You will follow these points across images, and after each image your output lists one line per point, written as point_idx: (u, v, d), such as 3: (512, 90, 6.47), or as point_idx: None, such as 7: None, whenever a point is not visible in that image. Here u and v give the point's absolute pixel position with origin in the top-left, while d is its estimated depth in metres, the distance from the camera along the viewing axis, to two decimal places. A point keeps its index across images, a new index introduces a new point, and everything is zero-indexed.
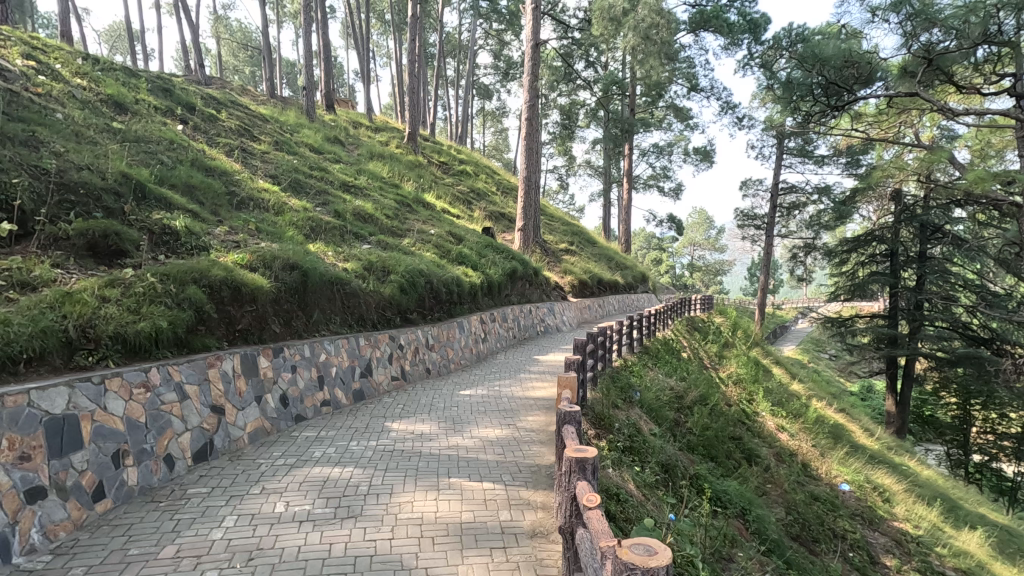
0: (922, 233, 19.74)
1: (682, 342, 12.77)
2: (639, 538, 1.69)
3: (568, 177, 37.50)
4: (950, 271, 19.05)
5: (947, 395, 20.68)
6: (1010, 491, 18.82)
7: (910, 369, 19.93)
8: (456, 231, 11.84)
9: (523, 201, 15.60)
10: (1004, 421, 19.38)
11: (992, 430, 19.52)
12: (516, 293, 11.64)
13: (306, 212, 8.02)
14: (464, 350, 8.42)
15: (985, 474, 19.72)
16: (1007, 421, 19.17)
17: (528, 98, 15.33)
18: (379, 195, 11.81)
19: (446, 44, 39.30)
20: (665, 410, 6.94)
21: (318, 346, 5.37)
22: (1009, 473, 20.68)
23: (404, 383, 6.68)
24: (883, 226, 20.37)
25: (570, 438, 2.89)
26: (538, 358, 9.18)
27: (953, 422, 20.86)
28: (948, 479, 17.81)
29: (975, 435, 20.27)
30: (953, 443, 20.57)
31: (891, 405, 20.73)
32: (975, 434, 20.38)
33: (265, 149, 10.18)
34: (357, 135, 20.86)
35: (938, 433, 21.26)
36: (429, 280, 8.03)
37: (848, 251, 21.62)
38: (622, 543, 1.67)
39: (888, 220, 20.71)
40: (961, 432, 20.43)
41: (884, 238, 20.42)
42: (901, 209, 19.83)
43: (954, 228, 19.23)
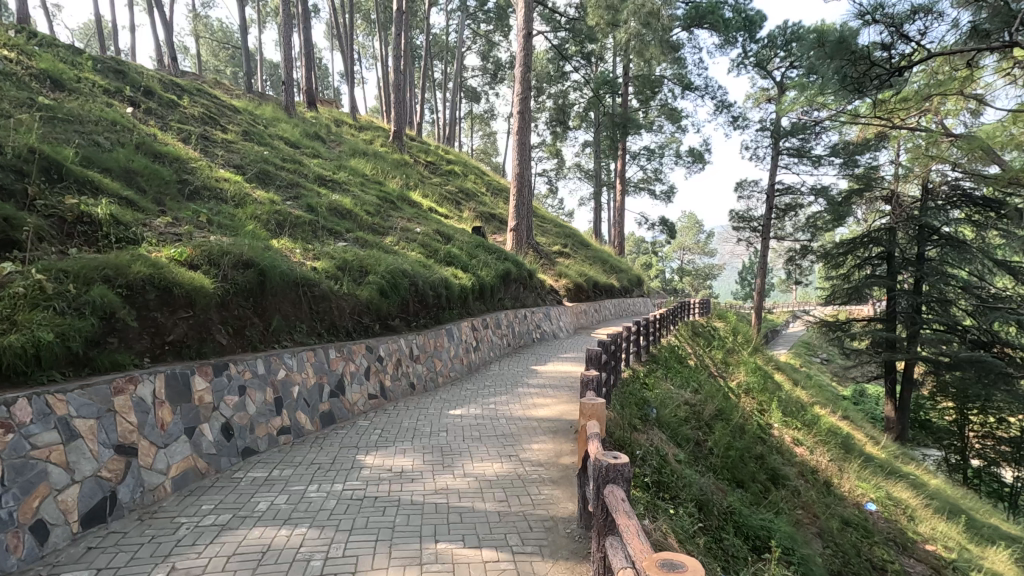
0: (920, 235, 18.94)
1: (687, 348, 11.92)
2: (667, 551, 1.57)
3: (558, 180, 36.79)
4: (950, 275, 18.17)
5: (945, 401, 19.93)
6: (1010, 497, 18.16)
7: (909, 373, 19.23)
8: (444, 230, 10.92)
9: (515, 199, 14.73)
10: (1006, 426, 18.62)
11: (993, 437, 18.75)
12: (510, 296, 10.73)
13: (272, 205, 7.05)
14: (455, 361, 7.49)
15: (985, 482, 18.92)
16: (1005, 425, 18.53)
17: (518, 92, 14.49)
18: (361, 190, 10.89)
19: (433, 44, 38.60)
20: (684, 429, 6.04)
21: (277, 361, 4.41)
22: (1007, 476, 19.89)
23: (383, 403, 5.73)
24: (878, 228, 19.71)
25: (622, 508, 1.96)
26: (536, 368, 8.25)
27: (949, 426, 19.99)
28: (954, 489, 16.97)
29: (974, 441, 19.49)
30: (951, 448, 19.77)
31: (891, 413, 19.92)
32: (972, 438, 19.60)
33: (233, 138, 9.22)
34: (339, 133, 19.92)
35: (937, 440, 20.44)
36: (414, 283, 7.09)
37: (844, 254, 20.98)
38: (649, 556, 1.57)
39: (881, 222, 20.02)
40: (958, 437, 19.65)
41: (880, 240, 19.73)
42: (897, 211, 19.29)
43: (945, 230, 18.78)
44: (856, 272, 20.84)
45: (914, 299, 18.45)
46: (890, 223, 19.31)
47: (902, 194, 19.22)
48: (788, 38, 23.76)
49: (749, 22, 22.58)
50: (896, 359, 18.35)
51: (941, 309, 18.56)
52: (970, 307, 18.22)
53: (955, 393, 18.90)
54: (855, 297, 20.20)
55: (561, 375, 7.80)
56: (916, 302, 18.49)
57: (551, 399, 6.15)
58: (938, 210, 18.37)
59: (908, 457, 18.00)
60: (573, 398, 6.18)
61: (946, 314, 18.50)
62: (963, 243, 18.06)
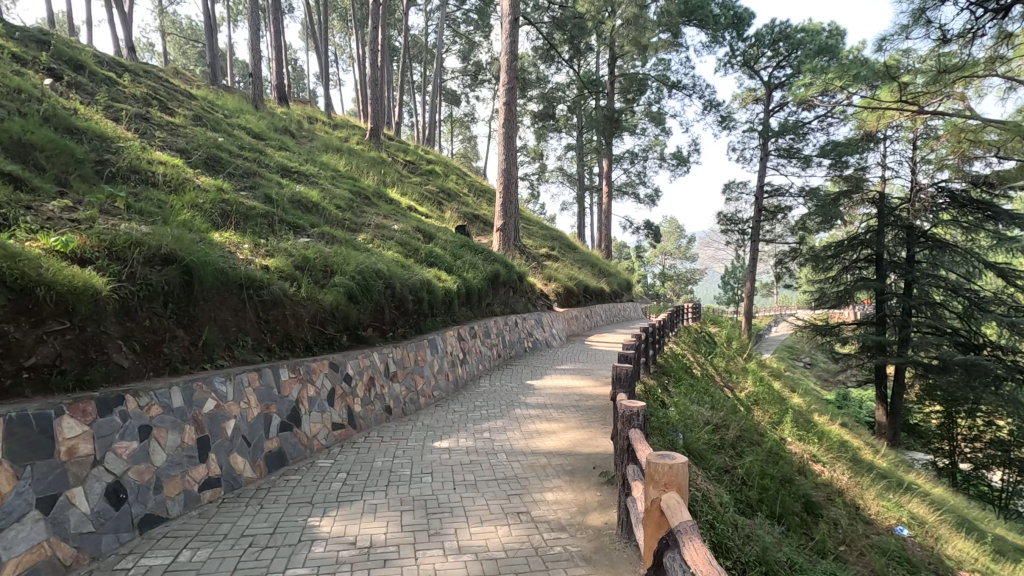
0: (908, 237, 18.40)
1: (691, 357, 11.02)
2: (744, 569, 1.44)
3: (540, 183, 35.97)
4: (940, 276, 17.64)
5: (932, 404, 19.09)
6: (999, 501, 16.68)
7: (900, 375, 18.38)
8: (425, 228, 9.85)
9: (502, 196, 13.67)
10: (996, 428, 17.81)
11: (983, 439, 17.84)
12: (499, 302, 9.69)
13: (218, 193, 5.90)
14: (439, 378, 6.41)
15: (974, 484, 17.77)
16: (994, 428, 17.73)
17: (504, 82, 13.54)
18: (331, 184, 9.77)
19: (411, 45, 37.62)
20: (713, 456, 5.05)
21: (204, 389, 3.28)
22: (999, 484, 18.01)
23: (350, 433, 4.62)
24: (867, 230, 19.13)
25: None
26: (531, 383, 7.21)
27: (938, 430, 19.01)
28: (951, 494, 16.14)
29: (962, 444, 18.54)
30: (940, 452, 18.58)
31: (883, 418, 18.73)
32: (963, 442, 18.52)
33: (181, 122, 8.03)
34: (311, 129, 18.74)
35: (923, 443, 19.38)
36: (390, 287, 5.99)
37: (831, 257, 20.33)
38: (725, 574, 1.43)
39: (870, 224, 19.45)
40: (946, 440, 18.61)
41: (869, 242, 19.09)
42: (885, 213, 18.76)
43: (932, 232, 18.34)
44: (842, 276, 20.29)
45: (907, 301, 17.78)
46: (879, 225, 18.75)
47: (890, 197, 18.79)
48: (776, 37, 23.24)
49: (738, 20, 22.06)
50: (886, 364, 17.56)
51: (931, 312, 17.87)
52: (963, 309, 17.72)
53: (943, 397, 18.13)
54: (845, 300, 19.62)
55: (562, 391, 6.75)
56: (907, 305, 17.80)
57: (557, 423, 5.11)
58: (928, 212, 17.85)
59: (906, 464, 17.26)
60: (584, 421, 5.14)
61: (936, 317, 17.83)
62: (954, 246, 17.61)
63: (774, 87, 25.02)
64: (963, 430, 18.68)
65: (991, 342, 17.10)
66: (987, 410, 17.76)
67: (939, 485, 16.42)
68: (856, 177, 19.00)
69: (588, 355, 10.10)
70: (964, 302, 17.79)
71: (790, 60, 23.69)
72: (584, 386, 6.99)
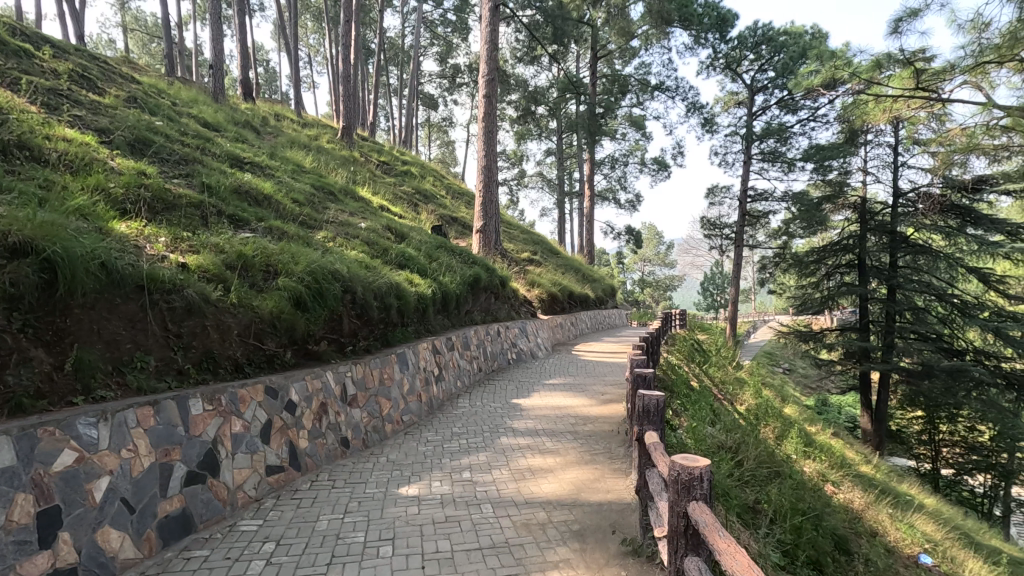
0: (890, 242, 18.03)
1: (687, 367, 10.22)
2: None
3: (519, 188, 35.15)
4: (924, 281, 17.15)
5: (913, 410, 18.52)
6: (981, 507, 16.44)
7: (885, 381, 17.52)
8: (397, 227, 8.87)
9: (482, 196, 12.72)
10: (977, 434, 17.27)
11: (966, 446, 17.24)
12: (479, 309, 8.75)
13: (139, 177, 4.85)
14: (411, 398, 5.44)
15: (956, 490, 17.19)
16: (977, 433, 17.20)
17: (482, 74, 12.64)
18: (292, 178, 8.73)
19: (387, 46, 36.61)
20: (737, 492, 4.16)
21: (57, 437, 2.27)
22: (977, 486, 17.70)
23: (291, 479, 3.60)
24: (849, 235, 18.66)
25: None
26: (517, 403, 6.26)
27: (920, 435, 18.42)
28: (941, 502, 15.48)
29: (944, 450, 17.98)
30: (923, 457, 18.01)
31: (867, 424, 18.01)
32: (945, 447, 17.97)
33: (110, 103, 6.92)
34: (279, 126, 17.62)
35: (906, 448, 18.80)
36: (350, 291, 4.97)
37: (814, 262, 19.81)
38: None
39: (855, 229, 19.00)
40: (929, 445, 18.02)
41: (851, 247, 18.62)
42: (867, 219, 18.37)
43: (913, 238, 17.96)
44: (824, 282, 19.86)
45: (890, 306, 17.20)
46: (861, 229, 18.28)
47: (872, 202, 18.38)
48: (759, 39, 22.82)
49: (722, 22, 21.61)
50: (869, 369, 16.94)
51: (915, 317, 17.36)
52: (947, 314, 17.32)
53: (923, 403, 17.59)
54: (830, 305, 19.11)
55: (553, 412, 5.79)
56: (891, 310, 17.26)
57: (553, 457, 4.18)
58: (913, 215, 17.43)
59: (896, 472, 16.60)
60: (585, 454, 4.22)
61: (920, 322, 17.32)
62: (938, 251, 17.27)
63: (756, 90, 24.67)
64: (945, 434, 18.06)
65: (975, 347, 16.68)
66: (969, 415, 17.22)
67: (931, 494, 15.75)
68: (839, 181, 18.55)
69: (578, 367, 9.17)
70: (948, 306, 17.37)
71: (772, 63, 23.30)
72: (577, 406, 6.05)
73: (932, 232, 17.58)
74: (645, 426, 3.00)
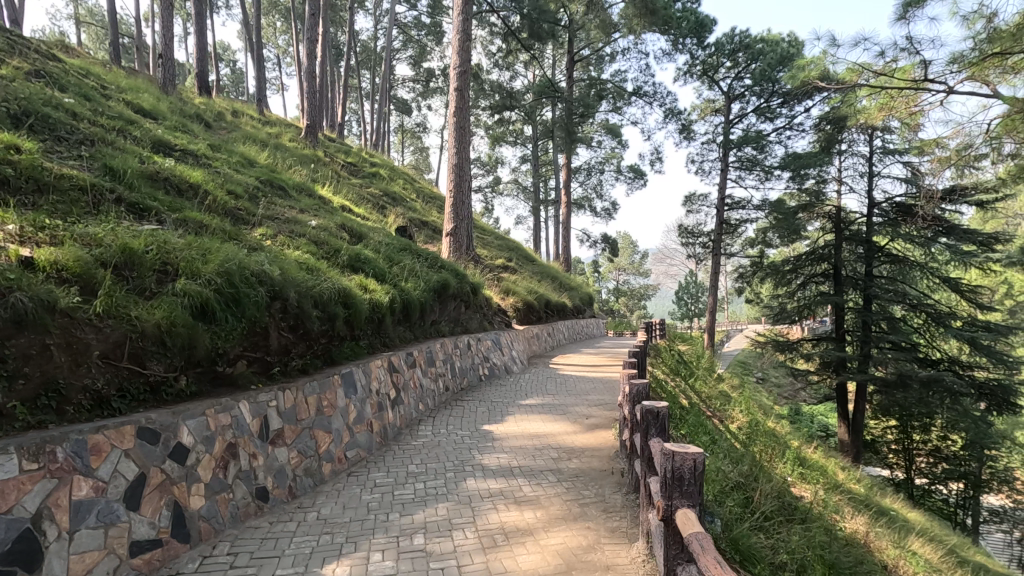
0: (866, 252, 17.59)
1: (673, 382, 9.43)
2: None
3: (493, 195, 34.29)
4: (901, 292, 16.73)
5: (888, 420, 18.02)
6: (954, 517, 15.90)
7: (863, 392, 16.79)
8: (355, 226, 7.89)
9: (452, 197, 11.80)
10: (950, 443, 16.94)
11: (940, 455, 16.89)
12: (447, 319, 7.82)
13: (6, 151, 3.82)
14: (360, 428, 4.48)
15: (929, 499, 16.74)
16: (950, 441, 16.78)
17: (454, 66, 11.76)
18: (235, 170, 7.70)
19: (359, 48, 35.53)
20: (757, 547, 3.30)
21: None
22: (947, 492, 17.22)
23: (172, 556, 2.60)
24: (825, 244, 18.17)
25: None
26: (487, 430, 5.33)
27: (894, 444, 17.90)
28: (922, 515, 14.90)
29: (918, 459, 17.52)
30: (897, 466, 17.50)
31: (843, 434, 17.30)
32: (919, 455, 17.49)
33: (6, 74, 5.83)
34: (235, 122, 16.41)
35: (879, 457, 18.34)
36: (279, 297, 3.98)
37: (789, 271, 19.25)
38: None
39: (830, 239, 18.55)
40: (903, 454, 17.48)
41: (826, 257, 18.18)
42: (841, 229, 17.91)
43: (888, 247, 17.60)
44: (799, 291, 19.27)
45: (865, 316, 16.72)
46: (837, 239, 17.73)
47: (847, 211, 17.98)
48: (736, 45, 22.54)
49: (700, 27, 21.25)
50: (844, 380, 16.29)
51: (890, 326, 16.82)
52: (923, 324, 16.91)
53: (898, 412, 17.10)
54: (808, 312, 18.53)
55: (529, 442, 4.88)
56: (866, 319, 16.68)
57: (532, 510, 3.30)
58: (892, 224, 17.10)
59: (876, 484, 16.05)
60: (573, 506, 3.34)
61: (896, 332, 16.80)
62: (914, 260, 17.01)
63: (733, 97, 24.44)
64: (919, 442, 17.54)
65: (950, 357, 16.28)
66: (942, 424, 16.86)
67: (912, 507, 15.17)
68: (816, 189, 18.20)
69: (556, 383, 8.27)
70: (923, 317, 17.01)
71: (749, 70, 23.05)
72: (558, 434, 5.15)
73: (908, 241, 17.27)
74: (677, 504, 2.24)
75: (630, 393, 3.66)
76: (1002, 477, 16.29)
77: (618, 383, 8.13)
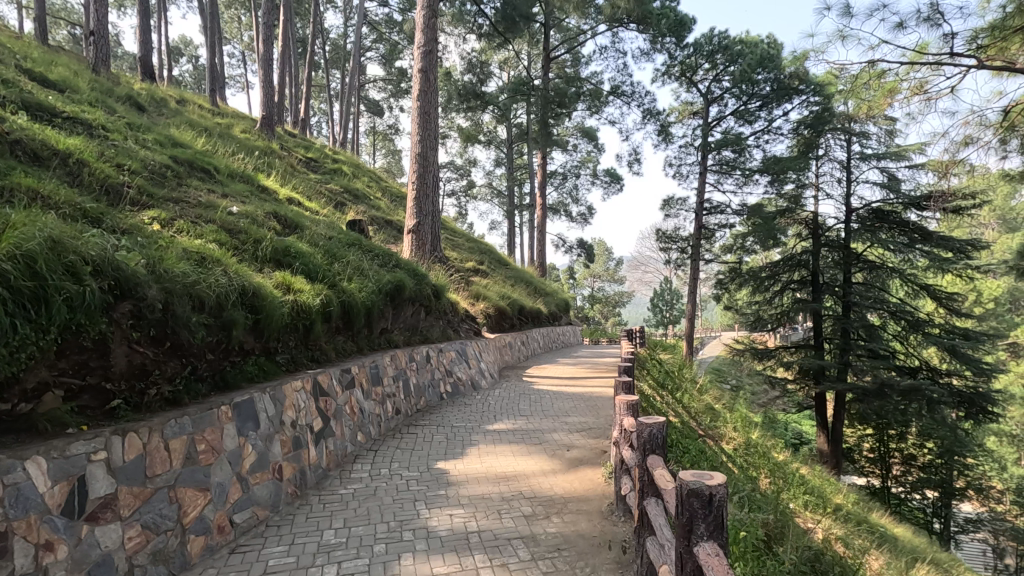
0: (844, 259, 16.74)
1: (660, 398, 8.39)
2: None
3: (466, 200, 33.17)
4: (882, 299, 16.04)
5: (863, 428, 17.07)
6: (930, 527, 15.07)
7: (842, 402, 15.75)
8: (293, 216, 6.67)
9: (415, 190, 10.61)
10: (925, 451, 16.12)
11: (915, 464, 16.06)
12: (401, 327, 6.62)
13: None
14: (262, 477, 3.26)
15: (906, 509, 15.71)
16: (924, 449, 15.94)
17: (418, 45, 10.60)
18: (146, 147, 6.42)
19: (327, 45, 34.12)
20: None
21: None
22: (918, 501, 15.89)
23: None
24: (804, 250, 17.39)
25: None
26: (441, 471, 4.15)
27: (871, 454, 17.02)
28: (904, 527, 13.60)
29: (894, 468, 16.64)
30: (873, 474, 16.69)
31: (822, 445, 16.19)
32: (895, 464, 16.65)
33: None
34: (180, 109, 14.91)
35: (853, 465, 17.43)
36: (132, 295, 2.75)
37: (767, 278, 18.32)
38: None
39: (807, 245, 17.77)
40: (881, 463, 16.57)
41: (804, 263, 17.42)
42: (818, 236, 17.21)
43: (864, 254, 16.93)
44: (778, 297, 18.33)
45: (843, 322, 15.90)
46: (815, 245, 17.08)
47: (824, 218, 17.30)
48: (714, 47, 21.69)
49: (680, 27, 19.56)
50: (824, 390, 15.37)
51: (869, 334, 15.87)
52: (900, 332, 16.17)
53: (875, 421, 16.08)
54: (785, 320, 17.67)
55: (494, 489, 3.72)
56: (844, 326, 15.75)
57: None
58: (870, 234, 16.33)
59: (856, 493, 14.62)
60: None
61: (874, 340, 15.78)
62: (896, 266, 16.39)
63: (711, 100, 23.87)
64: (898, 452, 16.56)
65: (928, 365, 15.35)
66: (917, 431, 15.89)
67: (896, 521, 13.84)
68: (795, 194, 17.49)
69: (529, 401, 7.15)
70: (900, 324, 16.17)
71: (727, 73, 22.45)
72: (533, 476, 4.00)
73: (881, 248, 16.68)
74: None
75: (640, 437, 2.50)
76: (978, 486, 15.51)
77: (601, 402, 7.06)
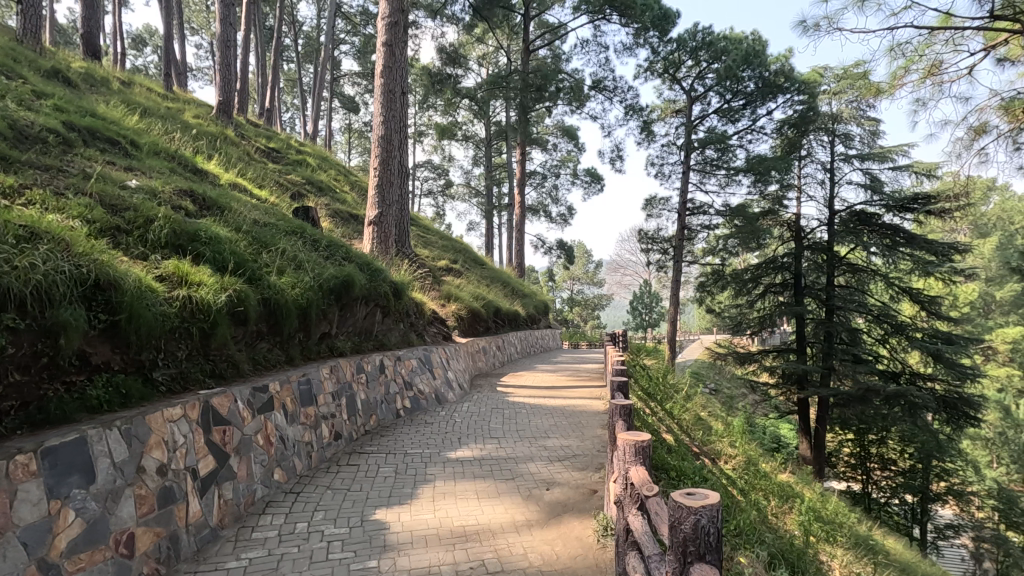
0: (827, 262, 15.94)
1: (649, 411, 7.43)
2: None
3: (442, 199, 32.05)
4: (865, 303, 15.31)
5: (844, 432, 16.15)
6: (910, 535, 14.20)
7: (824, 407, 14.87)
8: (219, 197, 5.54)
9: (376, 178, 9.50)
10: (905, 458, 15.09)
11: (894, 469, 15.11)
12: (349, 331, 5.53)
13: None
14: (92, 560, 2.16)
15: (885, 514, 14.88)
16: (904, 457, 15.03)
17: (381, 16, 9.51)
18: (33, 110, 5.25)
19: (300, 38, 32.75)
20: None
21: None
22: (899, 507, 15.14)
23: None
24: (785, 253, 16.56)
25: None
26: (379, 527, 3.08)
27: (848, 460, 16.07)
28: (890, 536, 12.78)
29: (876, 474, 15.56)
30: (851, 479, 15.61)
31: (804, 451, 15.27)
32: (876, 473, 15.55)
33: None
34: (124, 90, 13.55)
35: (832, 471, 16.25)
36: None
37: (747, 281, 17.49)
38: None
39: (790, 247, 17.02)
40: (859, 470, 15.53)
41: (786, 266, 16.48)
42: (801, 237, 16.51)
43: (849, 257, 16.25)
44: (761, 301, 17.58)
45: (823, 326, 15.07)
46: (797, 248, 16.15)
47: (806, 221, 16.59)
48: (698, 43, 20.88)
49: (664, 19, 18.71)
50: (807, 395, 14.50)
51: (852, 339, 15.20)
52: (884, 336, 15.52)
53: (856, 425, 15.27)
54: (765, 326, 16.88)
55: (448, 558, 2.69)
56: (827, 330, 14.99)
57: None
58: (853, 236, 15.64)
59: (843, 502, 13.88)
60: None
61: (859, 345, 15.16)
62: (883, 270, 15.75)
63: (694, 97, 23.26)
64: (875, 458, 15.49)
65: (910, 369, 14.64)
66: (898, 438, 15.06)
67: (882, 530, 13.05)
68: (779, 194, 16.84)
69: (500, 418, 6.10)
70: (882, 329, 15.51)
71: (711, 70, 21.85)
72: (499, 533, 2.98)
73: (859, 252, 15.98)
74: None
75: (676, 535, 1.60)
76: (959, 492, 14.86)
77: (583, 419, 6.06)
